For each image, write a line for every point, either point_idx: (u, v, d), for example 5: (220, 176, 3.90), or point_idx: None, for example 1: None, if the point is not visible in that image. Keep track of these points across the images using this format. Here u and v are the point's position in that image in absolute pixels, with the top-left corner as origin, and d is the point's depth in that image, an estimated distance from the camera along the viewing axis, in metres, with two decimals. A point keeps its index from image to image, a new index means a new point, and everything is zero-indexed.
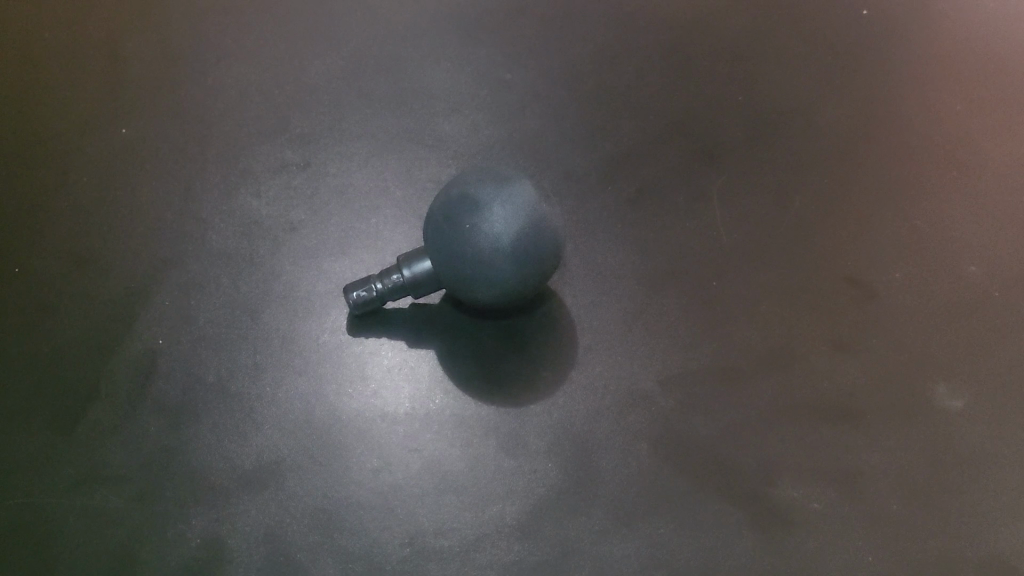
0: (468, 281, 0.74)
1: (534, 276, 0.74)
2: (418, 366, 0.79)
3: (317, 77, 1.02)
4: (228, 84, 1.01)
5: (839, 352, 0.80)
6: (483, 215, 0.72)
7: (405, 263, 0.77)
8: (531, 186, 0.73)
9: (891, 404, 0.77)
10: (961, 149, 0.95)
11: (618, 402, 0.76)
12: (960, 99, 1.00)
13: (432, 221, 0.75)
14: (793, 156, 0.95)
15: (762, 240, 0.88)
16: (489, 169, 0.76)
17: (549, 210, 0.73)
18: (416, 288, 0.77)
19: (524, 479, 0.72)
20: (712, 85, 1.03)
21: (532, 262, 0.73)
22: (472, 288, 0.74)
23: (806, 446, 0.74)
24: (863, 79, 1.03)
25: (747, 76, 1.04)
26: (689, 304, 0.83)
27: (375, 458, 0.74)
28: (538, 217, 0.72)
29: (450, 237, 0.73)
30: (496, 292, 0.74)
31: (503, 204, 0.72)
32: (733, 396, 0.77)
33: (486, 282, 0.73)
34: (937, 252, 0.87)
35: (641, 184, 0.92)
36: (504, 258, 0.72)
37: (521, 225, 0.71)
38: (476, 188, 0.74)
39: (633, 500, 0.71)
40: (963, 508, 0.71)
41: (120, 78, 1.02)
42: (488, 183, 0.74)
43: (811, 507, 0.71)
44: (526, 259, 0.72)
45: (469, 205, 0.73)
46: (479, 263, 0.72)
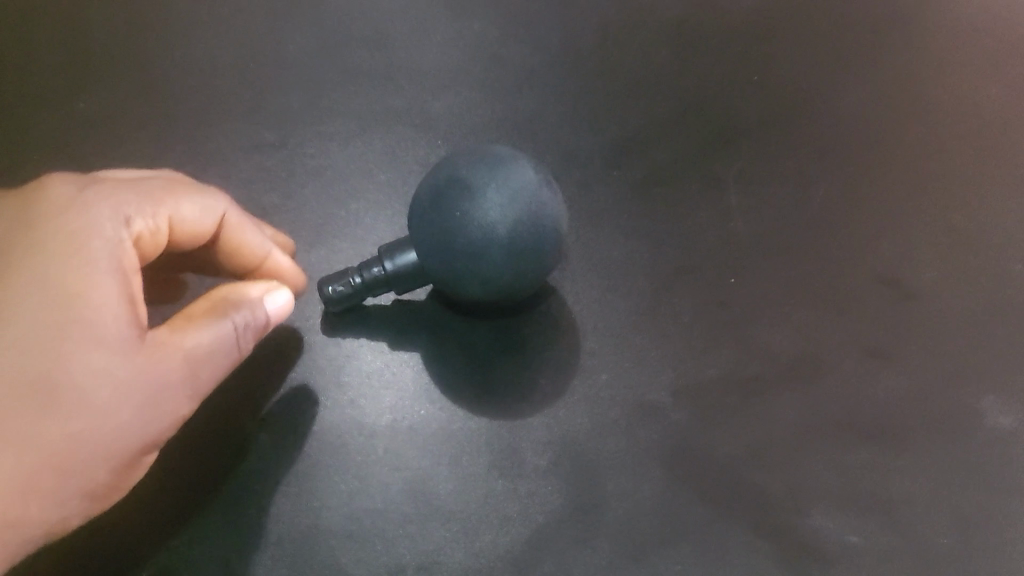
0: (458, 276, 0.65)
1: (531, 273, 0.65)
2: (401, 372, 0.70)
3: (293, 48, 0.93)
4: (196, 56, 0.92)
5: (872, 360, 0.72)
6: (475, 203, 0.63)
7: (388, 255, 0.67)
8: (531, 170, 0.65)
9: (934, 422, 0.69)
10: (996, 139, 0.87)
11: (626, 414, 0.68)
12: (996, 86, 0.92)
13: (416, 207, 0.66)
14: (816, 141, 0.87)
15: (785, 234, 0.79)
16: (482, 150, 0.67)
17: (551, 198, 0.65)
18: (400, 282, 0.68)
19: (519, 504, 0.63)
20: (728, 62, 0.94)
21: (531, 256, 0.64)
22: (462, 284, 0.66)
23: (840, 469, 0.66)
24: (891, 57, 0.94)
25: (765, 53, 0.95)
26: (706, 303, 0.74)
27: (352, 477, 0.65)
28: (539, 205, 0.64)
29: (437, 225, 0.64)
30: (490, 289, 0.66)
31: (499, 190, 0.63)
32: (756, 409, 0.68)
33: (478, 278, 0.64)
34: (977, 251, 0.79)
35: (651, 171, 0.84)
36: (499, 251, 0.63)
37: (519, 213, 0.63)
38: (468, 171, 0.64)
39: (644, 530, 0.62)
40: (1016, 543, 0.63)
41: (78, 45, 0.92)
42: (482, 166, 0.65)
43: (850, 539, 0.63)
44: (524, 253, 0.63)
45: (460, 189, 0.64)
46: (471, 257, 0.63)
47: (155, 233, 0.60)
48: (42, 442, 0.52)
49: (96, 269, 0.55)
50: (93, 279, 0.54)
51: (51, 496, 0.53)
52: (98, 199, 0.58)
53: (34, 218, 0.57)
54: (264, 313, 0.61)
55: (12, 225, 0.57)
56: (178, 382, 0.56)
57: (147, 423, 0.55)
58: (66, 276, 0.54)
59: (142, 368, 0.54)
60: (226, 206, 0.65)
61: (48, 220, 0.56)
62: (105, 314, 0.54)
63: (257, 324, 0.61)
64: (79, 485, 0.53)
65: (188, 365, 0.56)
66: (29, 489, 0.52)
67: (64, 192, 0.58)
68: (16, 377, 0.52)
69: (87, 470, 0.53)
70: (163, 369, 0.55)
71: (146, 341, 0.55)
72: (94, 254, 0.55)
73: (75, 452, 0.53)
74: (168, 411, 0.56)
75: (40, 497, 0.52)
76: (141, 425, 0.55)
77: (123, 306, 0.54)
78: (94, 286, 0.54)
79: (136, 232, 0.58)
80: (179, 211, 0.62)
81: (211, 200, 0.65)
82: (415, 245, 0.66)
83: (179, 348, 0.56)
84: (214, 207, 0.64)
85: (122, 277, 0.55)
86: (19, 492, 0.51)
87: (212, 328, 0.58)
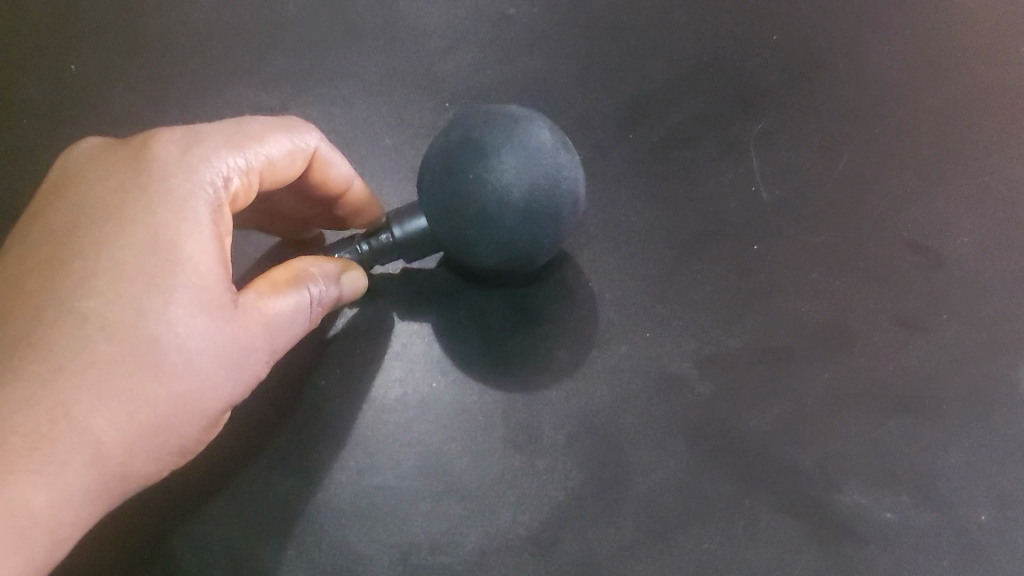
0: (471, 243, 0.62)
1: (548, 239, 0.62)
2: (410, 343, 0.67)
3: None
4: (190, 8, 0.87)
5: (904, 329, 0.69)
6: (487, 164, 0.59)
7: (397, 221, 0.64)
8: (547, 130, 0.61)
9: (969, 393, 0.66)
10: None
11: (647, 387, 0.65)
12: None
13: (425, 169, 0.63)
14: (841, 100, 0.83)
15: (810, 198, 0.76)
16: (494, 108, 0.63)
17: (568, 160, 0.61)
18: (410, 250, 0.65)
19: (537, 481, 0.61)
20: (749, 14, 0.89)
21: (548, 222, 0.61)
22: (475, 251, 0.62)
23: (872, 442, 0.63)
24: (920, 9, 0.89)
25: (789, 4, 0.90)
26: (729, 270, 0.71)
27: (361, 453, 0.62)
28: (557, 167, 0.60)
29: (449, 188, 0.60)
30: (504, 256, 0.62)
31: (515, 151, 0.59)
32: (784, 381, 0.65)
33: (491, 242, 0.61)
34: (1012, 215, 0.76)
35: (671, 132, 0.80)
36: (516, 216, 0.59)
37: (536, 176, 0.59)
38: (479, 130, 0.61)
39: (669, 508, 0.60)
40: None
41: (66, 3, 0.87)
42: (495, 125, 0.61)
43: (884, 516, 0.61)
44: (542, 218, 0.60)
45: (473, 150, 0.60)
46: (483, 220, 0.60)
47: (246, 190, 0.57)
48: (143, 401, 0.50)
49: (196, 229, 0.53)
50: (194, 240, 0.52)
51: (147, 454, 0.51)
52: (197, 153, 0.55)
53: (133, 174, 0.54)
54: (337, 290, 0.60)
55: (109, 178, 0.55)
56: (263, 348, 0.54)
57: (234, 389, 0.53)
58: (168, 235, 0.52)
59: (233, 331, 0.52)
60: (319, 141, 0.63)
61: (145, 176, 0.54)
62: (203, 275, 0.52)
63: (331, 300, 0.59)
64: (173, 444, 0.52)
65: (270, 333, 0.55)
66: (129, 447, 0.50)
67: (164, 145, 0.56)
68: (117, 337, 0.50)
69: (180, 430, 0.52)
70: (252, 333, 0.54)
71: (238, 304, 0.53)
72: (194, 213, 0.53)
73: (171, 412, 0.51)
74: (251, 377, 0.55)
75: (141, 458, 0.51)
76: (229, 389, 0.53)
77: (219, 268, 0.53)
78: (194, 248, 0.52)
79: (233, 189, 0.56)
80: (276, 161, 0.59)
81: (304, 137, 0.62)
82: (425, 210, 0.63)
83: (262, 313, 0.54)
84: (304, 145, 0.61)
85: (218, 240, 0.53)
86: (119, 449, 0.50)
87: (295, 296, 0.56)
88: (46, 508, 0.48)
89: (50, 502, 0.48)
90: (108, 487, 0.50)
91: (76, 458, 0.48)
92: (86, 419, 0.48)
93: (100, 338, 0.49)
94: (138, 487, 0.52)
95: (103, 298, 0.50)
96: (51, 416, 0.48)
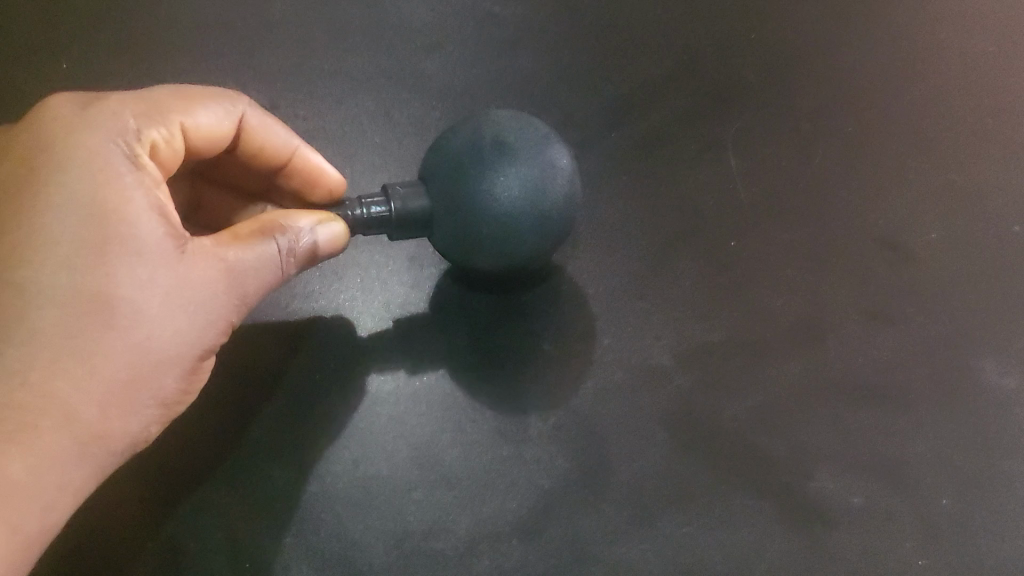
0: (473, 242, 0.64)
1: (542, 254, 0.66)
2: (402, 340, 0.70)
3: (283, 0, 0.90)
4: (183, 8, 0.89)
5: (874, 322, 0.72)
6: (508, 170, 0.62)
7: (397, 196, 0.64)
8: (570, 154, 0.65)
9: (935, 382, 0.69)
10: (994, 96, 0.87)
11: (629, 378, 0.68)
12: (993, 41, 0.91)
13: (442, 156, 0.65)
14: (815, 99, 0.86)
15: (782, 195, 0.79)
16: (524, 118, 0.66)
17: (578, 187, 0.66)
18: (399, 227, 0.64)
19: (524, 470, 0.64)
20: (725, 18, 0.92)
21: (551, 238, 0.65)
22: (474, 250, 0.64)
23: (842, 430, 0.67)
24: (890, 14, 0.92)
25: (763, 9, 0.93)
26: (707, 266, 0.74)
27: (355, 445, 0.65)
28: (571, 191, 0.65)
29: (471, 188, 0.62)
30: (499, 262, 0.65)
31: (542, 167, 0.63)
32: (758, 373, 0.69)
33: (489, 245, 0.64)
34: (978, 212, 0.79)
35: (651, 131, 0.83)
36: (529, 228, 0.63)
37: (557, 194, 0.63)
38: (514, 139, 0.64)
39: (648, 494, 0.63)
40: (1014, 501, 0.64)
41: (61, 8, 0.89)
42: (528, 137, 0.64)
43: (853, 501, 0.64)
44: (549, 234, 0.64)
45: (501, 156, 0.63)
46: (490, 224, 0.63)
47: (170, 143, 0.58)
48: (104, 356, 0.50)
49: (119, 182, 0.53)
50: (117, 195, 0.52)
51: (127, 408, 0.52)
52: (108, 109, 0.55)
53: (47, 137, 0.54)
54: (309, 240, 0.60)
55: (24, 146, 0.54)
56: (223, 293, 0.55)
57: (201, 334, 0.54)
58: (90, 191, 0.52)
59: (185, 279, 0.53)
60: (245, 104, 0.64)
61: (56, 142, 0.53)
62: (138, 228, 0.52)
63: (303, 249, 0.59)
64: (147, 394, 0.53)
65: (230, 279, 0.56)
66: (102, 405, 0.51)
67: (72, 109, 0.55)
68: (63, 298, 0.50)
69: (155, 380, 0.53)
70: (209, 280, 0.54)
71: (186, 251, 0.54)
72: (112, 167, 0.53)
73: (135, 365, 0.51)
74: (218, 323, 0.55)
75: (120, 414, 0.52)
76: (197, 335, 0.54)
77: (156, 218, 0.53)
78: (119, 200, 0.52)
79: (154, 143, 0.56)
80: (195, 117, 0.60)
81: (227, 100, 0.63)
82: (434, 200, 0.64)
83: (218, 261, 0.55)
84: (231, 109, 0.63)
85: (145, 190, 0.53)
86: (93, 408, 0.50)
87: (255, 247, 0.57)
88: (27, 476, 0.49)
89: (30, 467, 0.49)
90: (93, 446, 0.51)
91: (50, 423, 0.49)
92: (49, 385, 0.49)
93: (49, 304, 0.50)
94: (124, 448, 0.53)
95: (43, 266, 0.50)
96: (16, 386, 0.49)
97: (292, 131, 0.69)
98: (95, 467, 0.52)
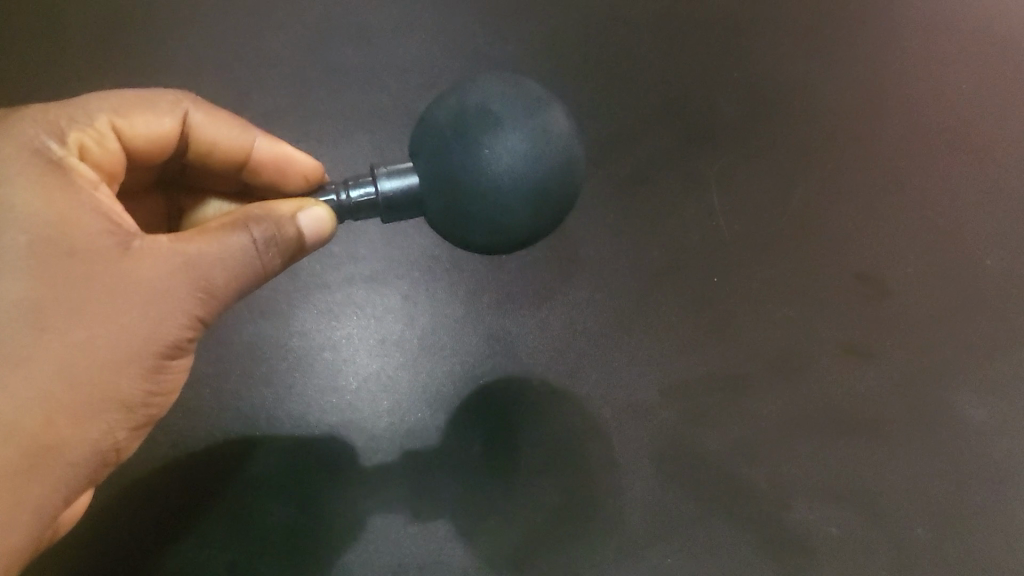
0: (465, 221, 0.56)
1: (544, 230, 0.57)
2: (398, 377, 0.72)
3: (278, 35, 0.92)
4: (180, 43, 0.91)
5: (853, 356, 0.75)
6: (500, 135, 0.53)
7: (384, 172, 0.57)
8: (565, 116, 0.55)
9: (912, 414, 0.72)
10: (966, 132, 0.90)
11: (616, 412, 0.71)
12: (968, 76, 0.94)
13: (427, 127, 0.57)
14: (796, 134, 0.88)
15: (763, 231, 0.82)
16: (513, 80, 0.56)
17: (580, 151, 0.56)
18: (388, 206, 0.57)
19: (515, 503, 0.67)
20: (710, 51, 0.94)
21: (551, 212, 0.56)
22: (466, 231, 0.57)
23: (822, 462, 0.70)
24: (870, 46, 0.95)
25: (749, 40, 0.95)
26: (691, 302, 0.77)
27: (351, 480, 0.67)
28: (570, 155, 0.55)
29: (456, 160, 0.54)
30: (496, 243, 0.57)
31: (535, 132, 0.53)
32: (741, 407, 0.72)
33: (482, 222, 0.55)
34: (951, 247, 0.82)
35: (638, 169, 0.85)
36: (524, 202, 0.54)
37: (553, 160, 0.54)
38: (500, 102, 0.54)
39: (636, 526, 0.66)
40: (983, 528, 0.68)
41: (56, 46, 0.90)
42: (516, 99, 0.54)
43: (832, 531, 0.67)
44: (549, 207, 0.55)
45: (487, 123, 0.54)
46: (482, 197, 0.54)
47: (102, 144, 0.58)
48: (50, 362, 0.48)
49: (45, 183, 0.52)
50: (49, 197, 0.51)
51: (82, 415, 0.49)
52: (34, 113, 0.56)
53: None
54: (294, 228, 0.56)
55: None
56: (180, 287, 0.51)
57: (158, 332, 0.51)
58: (16, 195, 0.51)
59: (131, 276, 0.51)
60: (187, 102, 0.65)
61: None
62: (76, 228, 0.51)
63: (283, 239, 0.55)
64: (99, 397, 0.49)
65: (189, 273, 0.52)
66: (47, 412, 0.48)
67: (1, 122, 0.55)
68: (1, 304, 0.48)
69: (110, 384, 0.50)
70: (164, 276, 0.51)
71: (131, 247, 0.51)
72: (42, 171, 0.52)
73: (81, 367, 0.49)
74: (178, 318, 0.51)
75: (76, 422, 0.49)
76: (156, 333, 0.51)
77: (95, 217, 0.52)
78: (46, 200, 0.51)
79: (84, 144, 0.57)
80: (130, 118, 0.61)
81: (168, 100, 0.64)
82: (419, 176, 0.57)
83: (173, 256, 0.52)
84: (172, 108, 0.64)
85: (75, 190, 0.52)
86: (36, 415, 0.48)
87: (218, 238, 0.53)
88: None
89: None
90: (49, 457, 0.48)
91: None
92: None
93: None
94: (79, 457, 0.50)
95: None
96: None
97: (252, 127, 0.69)
98: (47, 481, 0.49)
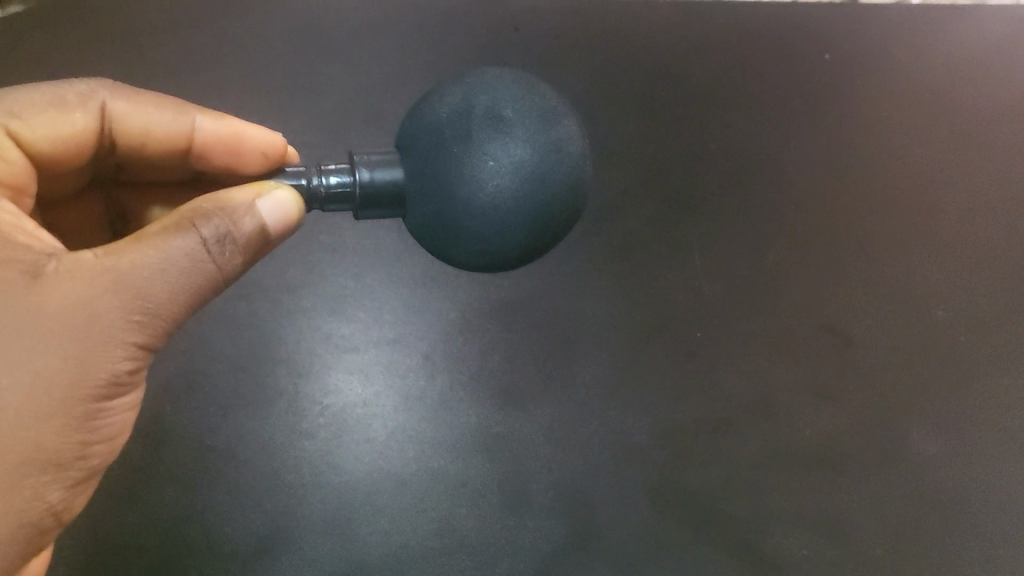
0: (456, 231, 0.53)
1: (537, 248, 0.54)
2: (421, 427, 0.83)
3: (270, 72, 0.92)
4: (177, 88, 0.90)
5: (819, 401, 0.87)
6: (508, 143, 0.51)
7: (366, 164, 0.53)
8: (575, 132, 0.53)
9: (870, 450, 0.86)
10: (930, 185, 0.97)
11: (616, 457, 0.83)
12: (942, 126, 0.99)
13: (428, 125, 0.53)
14: (777, 192, 0.95)
15: (740, 288, 0.91)
16: (529, 86, 0.53)
17: (586, 170, 0.54)
18: (365, 203, 0.54)
19: (529, 535, 0.80)
20: (703, 102, 0.96)
21: (547, 232, 0.53)
22: (456, 242, 0.54)
23: (791, 494, 0.83)
24: (854, 95, 0.98)
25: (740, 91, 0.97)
26: (677, 357, 0.88)
27: (387, 520, 0.80)
28: (575, 173, 0.52)
29: (456, 165, 0.51)
30: (485, 259, 0.54)
31: (543, 146, 0.51)
32: (722, 449, 0.84)
33: (477, 235, 0.53)
34: (909, 300, 0.93)
35: (633, 232, 0.91)
36: (520, 220, 0.51)
37: (556, 177, 0.51)
38: (511, 109, 0.51)
39: (635, 551, 0.80)
40: (927, 543, 0.83)
41: None
42: (528, 106, 0.52)
43: (802, 552, 0.82)
44: (546, 228, 0.52)
45: (494, 130, 0.51)
46: (477, 210, 0.51)
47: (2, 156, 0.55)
48: None
49: None
50: None
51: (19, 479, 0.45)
52: None
53: None
54: (253, 219, 0.50)
55: None
56: (112, 310, 0.46)
57: (84, 371, 0.46)
58: None
59: (46, 308, 0.46)
60: (103, 92, 0.60)
61: None
62: None
63: (239, 235, 0.50)
64: (20, 458, 0.45)
65: (121, 290, 0.47)
66: None
67: None
68: None
69: (39, 439, 0.45)
70: (89, 304, 0.46)
71: (44, 273, 0.47)
72: None
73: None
74: (112, 349, 0.46)
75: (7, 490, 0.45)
76: (87, 367, 0.46)
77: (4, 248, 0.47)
78: None
79: None
80: (28, 119, 0.56)
81: (77, 92, 0.59)
82: (412, 177, 0.54)
83: (99, 277, 0.46)
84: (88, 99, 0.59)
85: None
86: None
87: (158, 246, 0.47)
88: None
89: None
90: None
91: None
92: None
93: None
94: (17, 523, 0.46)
95: None
96: None
97: (187, 106, 0.63)
98: None
